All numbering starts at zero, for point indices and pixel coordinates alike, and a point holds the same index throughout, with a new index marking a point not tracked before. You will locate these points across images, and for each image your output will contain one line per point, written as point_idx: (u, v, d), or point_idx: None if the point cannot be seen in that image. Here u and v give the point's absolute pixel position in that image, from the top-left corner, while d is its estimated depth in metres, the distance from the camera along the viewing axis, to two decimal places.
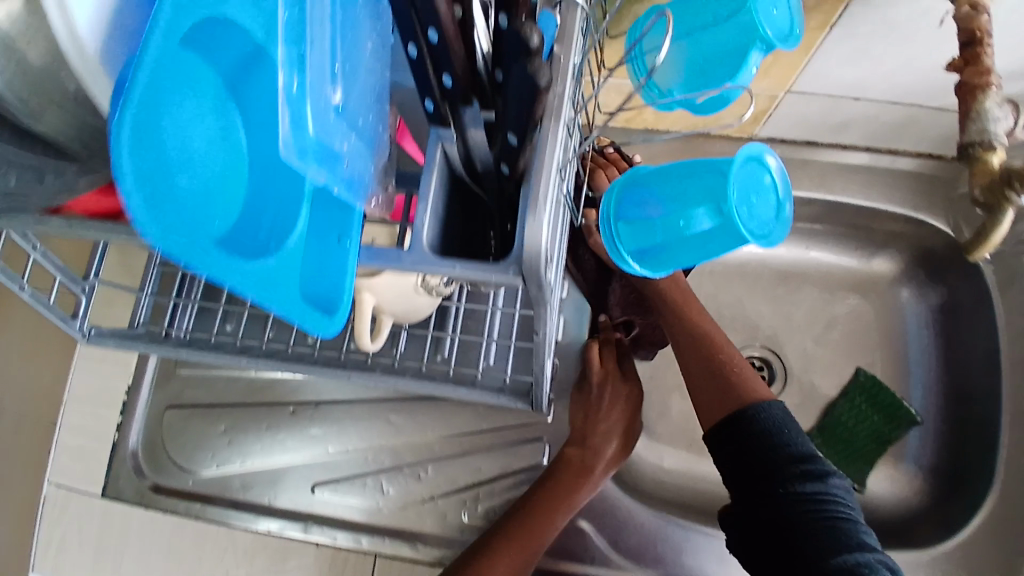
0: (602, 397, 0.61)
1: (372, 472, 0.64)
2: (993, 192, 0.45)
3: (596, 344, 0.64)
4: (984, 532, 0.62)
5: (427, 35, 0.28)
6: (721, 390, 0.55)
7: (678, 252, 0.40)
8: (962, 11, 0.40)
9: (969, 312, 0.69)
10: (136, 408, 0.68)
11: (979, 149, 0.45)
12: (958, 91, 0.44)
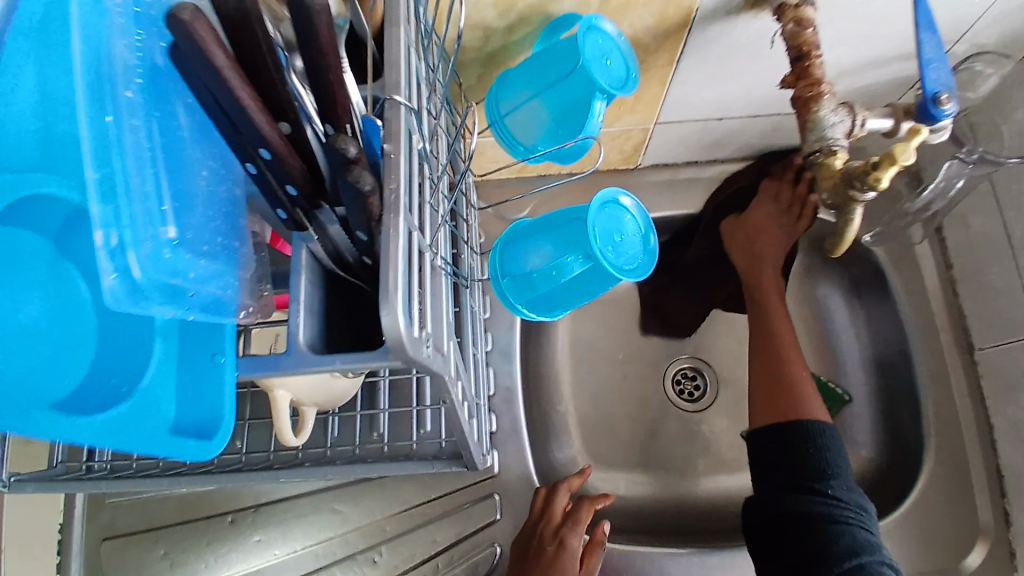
0: (528, 560, 0.58)
1: (326, 565, 0.62)
2: (838, 195, 0.45)
3: (543, 489, 0.63)
4: (928, 494, 0.64)
5: (260, 154, 0.29)
6: (776, 399, 0.59)
7: (564, 294, 0.42)
8: (788, 28, 0.42)
9: (872, 287, 0.71)
10: (71, 545, 0.64)
11: (821, 156, 0.46)
12: (796, 106, 0.46)
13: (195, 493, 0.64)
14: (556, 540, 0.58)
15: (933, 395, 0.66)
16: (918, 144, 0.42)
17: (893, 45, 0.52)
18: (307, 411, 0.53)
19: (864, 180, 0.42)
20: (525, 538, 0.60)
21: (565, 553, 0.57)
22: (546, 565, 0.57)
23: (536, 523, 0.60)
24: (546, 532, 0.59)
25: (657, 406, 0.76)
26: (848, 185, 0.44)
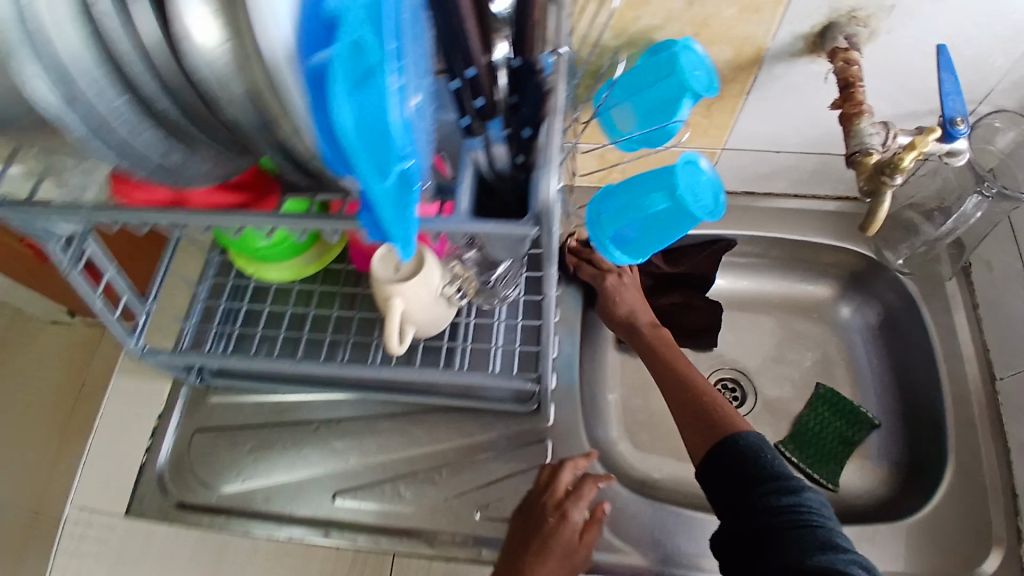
0: (530, 526, 0.64)
1: (389, 479, 0.70)
2: (871, 180, 0.56)
3: (548, 466, 0.68)
4: (947, 502, 0.67)
5: (467, 71, 0.42)
6: (705, 421, 0.64)
7: (649, 235, 0.53)
8: (839, 64, 0.58)
9: (903, 317, 0.80)
10: (165, 432, 0.74)
11: (860, 155, 0.56)
12: (843, 123, 0.58)
13: (288, 400, 0.75)
14: (558, 512, 0.64)
15: (955, 415, 0.71)
16: (932, 139, 0.54)
17: (926, 98, 0.65)
18: (411, 324, 0.63)
19: (891, 165, 0.54)
20: (532, 504, 0.66)
21: (564, 524, 0.63)
22: (546, 533, 0.62)
23: (541, 493, 0.66)
24: (549, 502, 0.65)
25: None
26: (879, 173, 0.55)
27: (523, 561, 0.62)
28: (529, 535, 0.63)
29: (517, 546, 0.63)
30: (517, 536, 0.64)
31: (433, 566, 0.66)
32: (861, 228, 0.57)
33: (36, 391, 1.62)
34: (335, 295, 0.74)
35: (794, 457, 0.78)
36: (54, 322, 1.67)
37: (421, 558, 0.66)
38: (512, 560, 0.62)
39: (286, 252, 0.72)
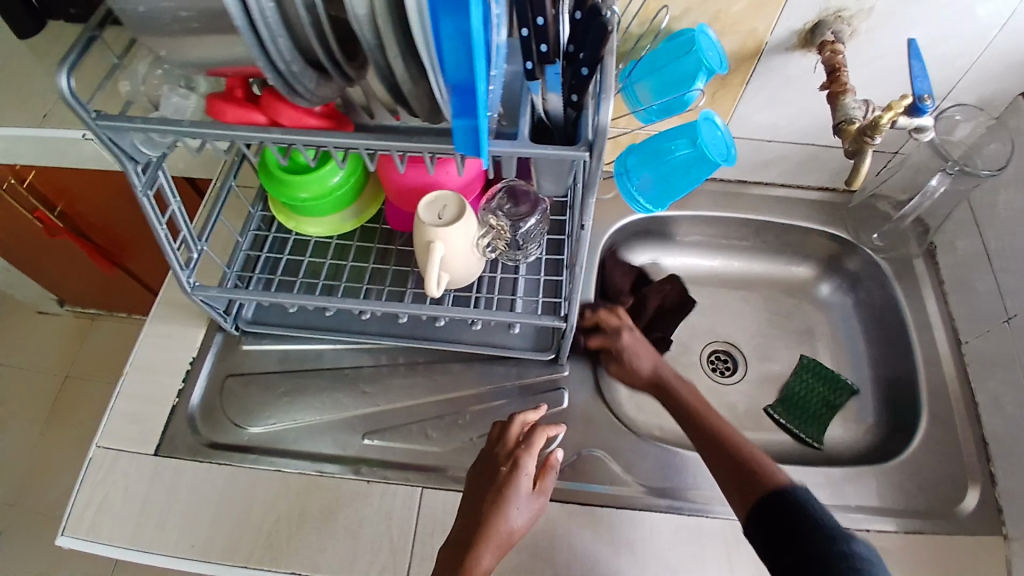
0: (487, 476, 0.65)
1: (417, 421, 0.75)
2: (855, 140, 0.65)
3: (498, 422, 0.70)
4: (922, 447, 0.75)
5: (536, 20, 0.48)
6: (748, 476, 0.63)
7: (670, 183, 0.61)
8: (828, 53, 0.69)
9: (879, 293, 0.89)
10: (198, 375, 0.76)
11: (843, 123, 0.66)
12: (830, 101, 0.69)
13: (317, 349, 0.79)
14: (511, 461, 0.66)
15: (928, 374, 0.80)
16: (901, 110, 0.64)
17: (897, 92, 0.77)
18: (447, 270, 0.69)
19: (871, 127, 0.63)
20: (487, 457, 0.68)
21: (519, 470, 0.65)
22: (502, 479, 0.64)
23: (493, 446, 0.67)
24: (502, 452, 0.67)
25: (694, 371, 0.90)
26: (862, 135, 0.65)
27: (483, 507, 0.63)
28: (486, 483, 0.65)
29: (476, 497, 0.64)
30: (473, 489, 0.65)
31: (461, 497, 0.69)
32: (845, 183, 0.65)
33: (19, 380, 1.59)
34: (373, 250, 0.81)
35: (782, 417, 0.86)
36: (40, 312, 1.65)
37: (448, 491, 0.69)
38: (473, 507, 0.63)
39: (329, 208, 0.78)
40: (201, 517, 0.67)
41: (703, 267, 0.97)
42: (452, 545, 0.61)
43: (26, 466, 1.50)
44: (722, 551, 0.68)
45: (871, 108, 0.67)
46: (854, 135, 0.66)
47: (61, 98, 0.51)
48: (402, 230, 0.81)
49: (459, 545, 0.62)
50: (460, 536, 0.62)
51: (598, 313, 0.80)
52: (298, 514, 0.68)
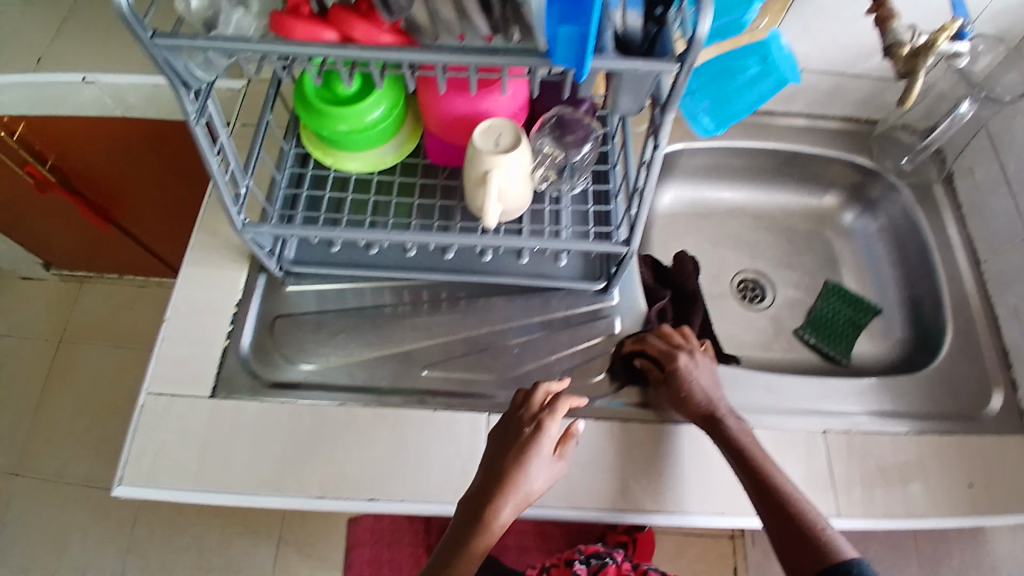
0: (508, 436, 0.64)
1: (473, 352, 0.77)
2: (907, 61, 0.68)
3: (523, 389, 0.69)
4: (951, 356, 0.84)
5: None
6: (810, 545, 0.60)
7: (735, 99, 0.61)
8: None
9: (901, 220, 0.95)
10: (246, 317, 0.74)
11: (893, 47, 0.69)
12: (878, 27, 0.71)
13: (370, 287, 0.79)
14: (534, 423, 0.65)
15: (951, 291, 0.87)
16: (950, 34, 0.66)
17: (929, 20, 0.79)
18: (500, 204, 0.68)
19: (925, 46, 0.66)
20: (509, 419, 0.67)
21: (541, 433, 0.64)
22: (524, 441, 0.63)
23: (516, 410, 0.66)
24: (526, 415, 0.66)
25: (729, 300, 0.96)
26: (914, 56, 0.67)
27: (503, 467, 0.63)
28: (506, 445, 0.64)
29: (495, 457, 0.64)
30: (495, 448, 0.65)
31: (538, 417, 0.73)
32: (898, 104, 0.69)
33: (12, 347, 1.53)
34: (416, 185, 0.78)
35: (812, 338, 0.93)
36: (23, 276, 1.58)
37: None
38: (491, 468, 0.63)
39: (368, 142, 0.75)
40: (271, 455, 0.67)
41: (731, 202, 1.00)
42: (471, 500, 0.62)
43: (28, 433, 1.46)
44: (771, 455, 0.74)
45: (919, 32, 0.69)
46: (905, 57, 0.68)
47: (118, 17, 0.47)
48: (444, 163, 0.79)
49: (477, 500, 0.63)
50: (482, 488, 0.63)
51: (664, 329, 0.76)
52: (368, 444, 0.69)
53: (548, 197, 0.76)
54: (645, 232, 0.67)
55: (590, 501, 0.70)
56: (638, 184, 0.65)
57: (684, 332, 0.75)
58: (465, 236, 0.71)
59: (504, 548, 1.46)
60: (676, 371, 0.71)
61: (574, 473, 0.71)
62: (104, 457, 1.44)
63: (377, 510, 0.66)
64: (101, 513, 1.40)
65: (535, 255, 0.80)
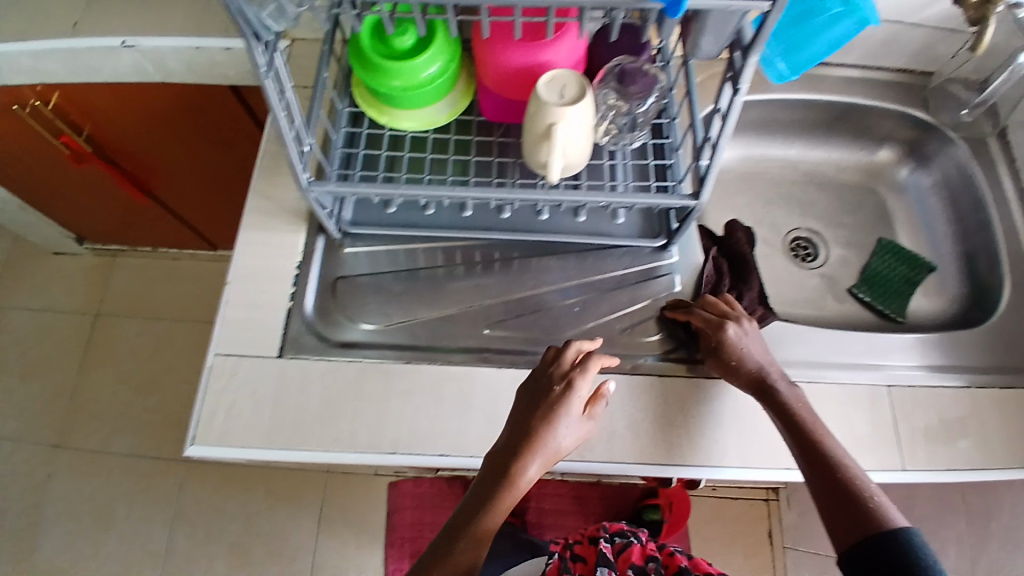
0: (537, 393, 0.64)
1: (531, 312, 0.76)
2: (978, 7, 0.68)
3: (554, 348, 0.69)
4: (1012, 309, 0.84)
5: None
6: (856, 511, 0.59)
7: (811, 43, 0.64)
8: None
9: (955, 175, 0.93)
10: (308, 279, 0.75)
11: None
12: None
13: (423, 248, 0.78)
14: (564, 380, 0.65)
15: (1009, 245, 0.86)
16: None
17: None
18: (561, 158, 0.66)
19: None
20: (538, 378, 0.67)
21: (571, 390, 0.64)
22: (554, 399, 0.63)
23: (546, 368, 0.66)
24: (557, 373, 0.65)
25: (781, 258, 0.96)
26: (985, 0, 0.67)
27: (532, 424, 0.62)
28: (535, 402, 0.64)
29: (521, 414, 0.64)
30: (522, 404, 0.64)
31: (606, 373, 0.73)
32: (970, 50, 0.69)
33: (49, 320, 1.54)
34: (472, 143, 0.77)
35: (867, 296, 0.93)
36: (57, 252, 1.59)
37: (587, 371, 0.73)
38: (519, 424, 0.63)
39: (423, 100, 0.73)
40: (344, 411, 0.68)
41: (783, 159, 1.00)
42: (496, 457, 0.62)
43: (70, 405, 1.48)
44: (835, 408, 0.76)
45: None
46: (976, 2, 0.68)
47: None
48: (500, 120, 0.78)
49: (503, 457, 0.62)
50: (508, 443, 0.63)
51: (713, 299, 0.74)
52: (437, 402, 0.70)
53: (608, 153, 0.74)
54: (714, 185, 0.66)
55: (660, 456, 0.70)
56: (709, 136, 0.64)
57: (734, 305, 0.73)
58: (526, 193, 0.69)
59: (541, 511, 1.48)
60: (723, 340, 0.70)
61: (642, 427, 0.71)
62: (147, 427, 1.46)
63: (448, 464, 0.68)
64: (147, 482, 1.43)
65: (592, 213, 0.79)
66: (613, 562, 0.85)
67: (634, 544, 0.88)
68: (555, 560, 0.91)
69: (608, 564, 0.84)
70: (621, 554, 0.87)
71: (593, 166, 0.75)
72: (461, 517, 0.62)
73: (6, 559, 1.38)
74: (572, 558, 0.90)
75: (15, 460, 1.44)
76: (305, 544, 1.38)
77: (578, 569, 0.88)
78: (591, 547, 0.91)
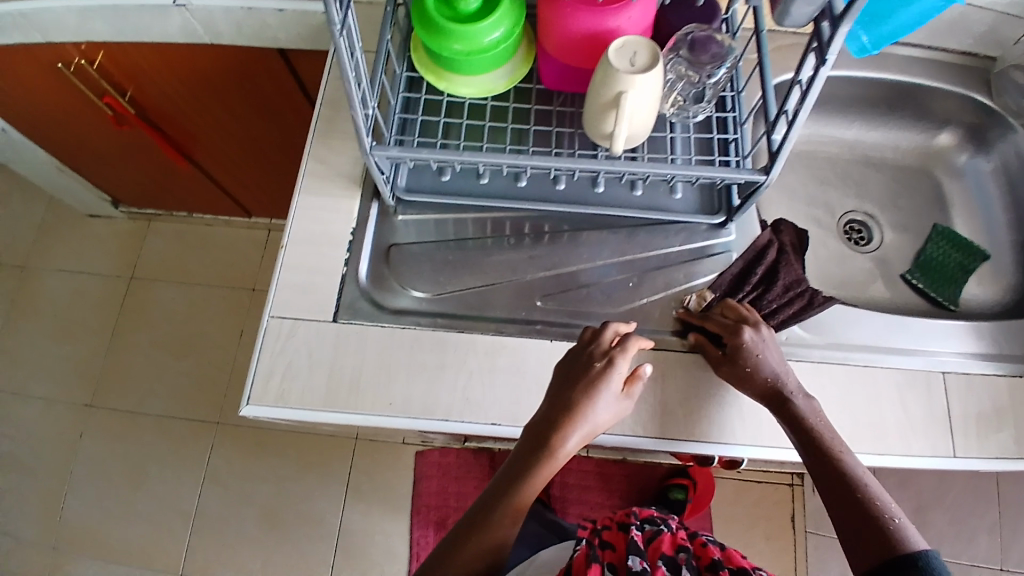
0: (576, 370, 0.63)
1: (585, 285, 0.75)
2: None
3: (589, 330, 0.67)
4: None
5: None
6: (876, 533, 0.58)
7: (894, 25, 0.66)
8: None
9: (1017, 162, 0.90)
10: (363, 245, 0.74)
11: None
12: None
13: (477, 218, 0.77)
14: (604, 358, 0.63)
15: None
16: None
17: None
18: (626, 127, 0.65)
19: None
20: (576, 356, 0.65)
21: (612, 369, 0.62)
22: (595, 375, 0.61)
23: (586, 345, 0.64)
24: (597, 351, 0.64)
25: (833, 239, 0.94)
26: None
27: (570, 400, 0.61)
28: (574, 381, 0.62)
29: (560, 387, 0.63)
30: (560, 378, 0.63)
31: (661, 351, 0.72)
32: None
33: (83, 283, 1.56)
34: (531, 112, 0.76)
35: (920, 282, 0.91)
36: (91, 215, 1.59)
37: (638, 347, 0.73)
38: (557, 404, 0.62)
39: (483, 67, 0.72)
40: (399, 378, 0.69)
41: (835, 140, 0.98)
42: (535, 430, 0.61)
43: (104, 366, 1.50)
44: (893, 394, 0.75)
45: None
46: None
47: None
48: (559, 89, 0.76)
49: (541, 431, 0.62)
50: (546, 416, 0.62)
51: (732, 304, 0.72)
52: (491, 372, 0.69)
53: (672, 126, 0.73)
54: (785, 160, 0.64)
55: (715, 434, 0.69)
56: (786, 108, 0.62)
57: (753, 314, 0.71)
58: (592, 163, 0.67)
59: (565, 486, 1.49)
60: (739, 348, 0.68)
61: (695, 405, 0.70)
62: (179, 391, 1.48)
63: (502, 434, 0.68)
64: (178, 444, 1.45)
65: (649, 187, 0.78)
66: (642, 550, 0.69)
67: (664, 532, 0.72)
68: (581, 548, 0.72)
69: (636, 552, 0.68)
70: (650, 543, 0.71)
71: (657, 139, 0.73)
72: (493, 495, 0.62)
73: (41, 513, 1.41)
74: (599, 545, 0.71)
75: (49, 418, 1.47)
76: (332, 509, 1.41)
77: (606, 558, 0.69)
78: (621, 533, 0.74)
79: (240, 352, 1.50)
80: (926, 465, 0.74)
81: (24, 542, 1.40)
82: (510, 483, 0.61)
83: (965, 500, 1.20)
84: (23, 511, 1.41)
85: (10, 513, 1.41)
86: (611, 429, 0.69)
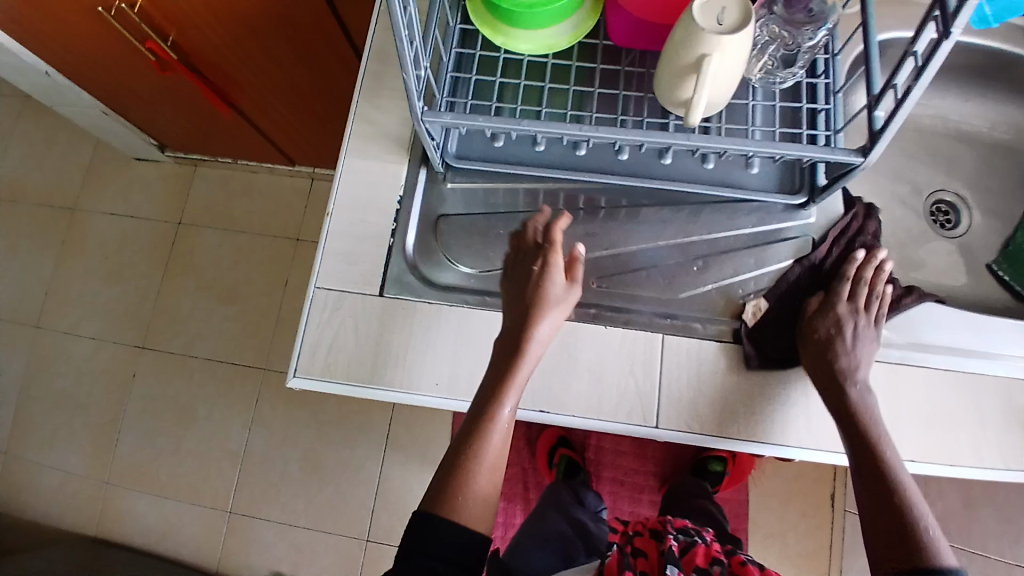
0: (520, 277, 0.64)
1: (644, 265, 0.70)
2: None
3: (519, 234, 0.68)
4: None
5: None
6: (899, 539, 0.55)
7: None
8: None
9: None
10: (409, 215, 0.70)
11: None
12: None
13: (532, 189, 0.72)
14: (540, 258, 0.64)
15: None
16: None
17: None
18: (704, 100, 0.57)
19: None
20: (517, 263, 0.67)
21: (548, 265, 0.63)
22: (536, 276, 0.63)
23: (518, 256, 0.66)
24: (533, 253, 0.65)
25: (916, 222, 0.85)
26: None
27: (521, 307, 0.62)
28: (519, 289, 0.63)
29: (511, 298, 0.64)
30: (510, 291, 0.65)
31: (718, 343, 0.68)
32: None
33: (130, 226, 1.58)
34: (596, 72, 0.69)
35: (1005, 274, 0.82)
36: (138, 158, 1.60)
37: (695, 338, 0.68)
38: (511, 315, 0.62)
39: (544, 20, 0.64)
40: (445, 357, 0.66)
41: (925, 111, 0.88)
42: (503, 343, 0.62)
43: (154, 309, 1.54)
44: (967, 400, 0.69)
45: None
46: None
47: None
48: (627, 46, 0.69)
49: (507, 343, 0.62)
50: (508, 328, 0.62)
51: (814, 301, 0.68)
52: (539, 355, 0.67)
53: (756, 93, 0.65)
54: (888, 141, 0.56)
55: (779, 436, 0.66)
56: (894, 82, 0.54)
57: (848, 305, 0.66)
58: (664, 136, 0.61)
59: (600, 449, 1.48)
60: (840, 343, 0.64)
61: (756, 401, 0.67)
62: (225, 337, 1.52)
63: (550, 421, 0.66)
64: (223, 388, 1.50)
65: (723, 161, 0.70)
66: (676, 561, 0.67)
67: (699, 543, 0.69)
68: (614, 556, 0.73)
69: (672, 561, 0.66)
70: (684, 554, 0.68)
71: (738, 106, 0.66)
72: (467, 431, 0.59)
73: (99, 445, 1.49)
74: (632, 553, 0.71)
75: (104, 357, 1.53)
76: (372, 458, 1.44)
77: (639, 566, 0.69)
78: (653, 541, 0.73)
79: (282, 302, 1.52)
80: (998, 477, 0.69)
81: (82, 471, 1.49)
82: (484, 409, 0.59)
83: (1020, 498, 1.13)
84: (82, 442, 1.50)
85: (71, 443, 1.50)
86: (666, 423, 0.66)
